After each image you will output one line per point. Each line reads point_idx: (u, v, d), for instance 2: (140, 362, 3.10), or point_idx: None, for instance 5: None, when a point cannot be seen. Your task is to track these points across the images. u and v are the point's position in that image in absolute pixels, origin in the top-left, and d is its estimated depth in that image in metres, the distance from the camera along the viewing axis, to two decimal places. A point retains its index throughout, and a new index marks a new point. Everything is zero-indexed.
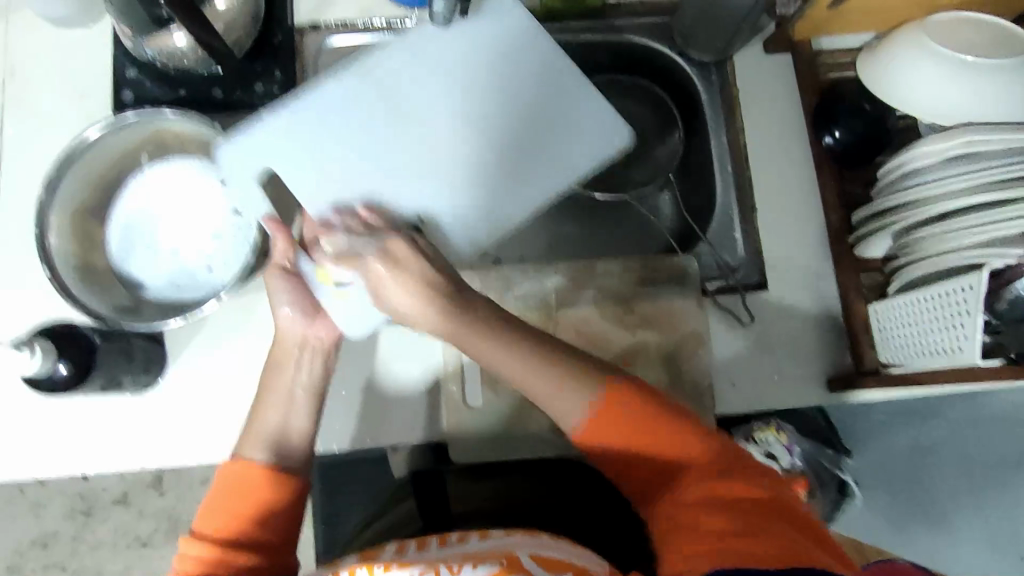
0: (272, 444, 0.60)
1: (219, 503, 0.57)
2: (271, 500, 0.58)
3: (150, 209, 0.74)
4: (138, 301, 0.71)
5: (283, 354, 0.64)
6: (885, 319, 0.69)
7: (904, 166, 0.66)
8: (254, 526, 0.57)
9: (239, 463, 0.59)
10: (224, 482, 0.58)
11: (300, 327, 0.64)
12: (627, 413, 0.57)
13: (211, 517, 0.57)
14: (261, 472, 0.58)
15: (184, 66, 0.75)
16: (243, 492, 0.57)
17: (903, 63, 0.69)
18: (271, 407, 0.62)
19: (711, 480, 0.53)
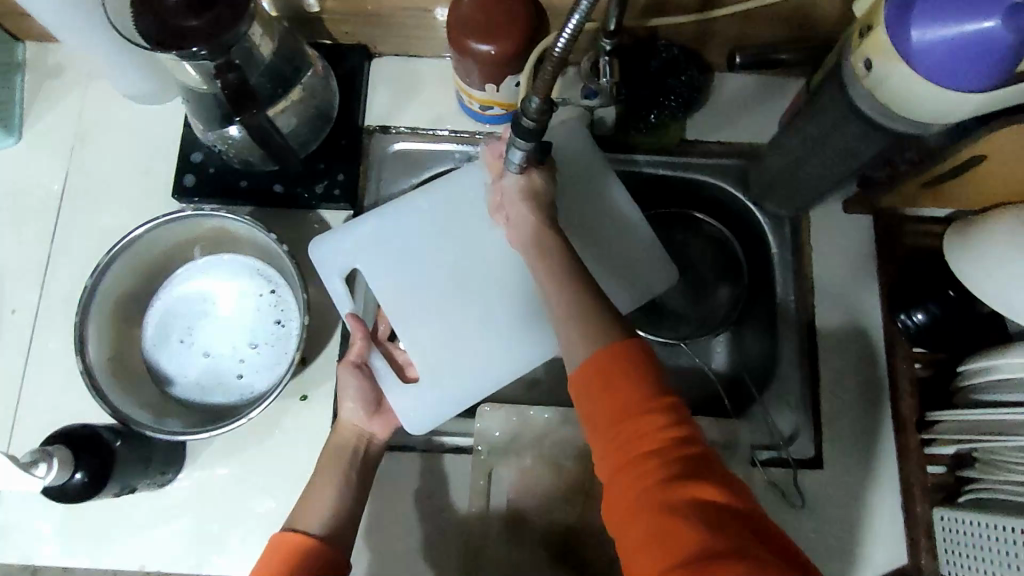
0: (327, 516, 0.57)
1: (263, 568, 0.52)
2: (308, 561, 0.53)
3: (193, 303, 0.72)
4: (166, 399, 0.69)
5: (341, 440, 0.64)
6: (952, 532, 0.64)
7: (990, 372, 0.61)
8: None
9: (292, 534, 0.54)
10: (275, 550, 0.53)
11: (367, 421, 0.65)
12: (617, 375, 0.48)
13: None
14: (310, 543, 0.54)
15: (248, 161, 0.74)
16: (288, 559, 0.52)
17: (994, 258, 0.64)
18: (326, 481, 0.60)
19: (683, 481, 0.43)
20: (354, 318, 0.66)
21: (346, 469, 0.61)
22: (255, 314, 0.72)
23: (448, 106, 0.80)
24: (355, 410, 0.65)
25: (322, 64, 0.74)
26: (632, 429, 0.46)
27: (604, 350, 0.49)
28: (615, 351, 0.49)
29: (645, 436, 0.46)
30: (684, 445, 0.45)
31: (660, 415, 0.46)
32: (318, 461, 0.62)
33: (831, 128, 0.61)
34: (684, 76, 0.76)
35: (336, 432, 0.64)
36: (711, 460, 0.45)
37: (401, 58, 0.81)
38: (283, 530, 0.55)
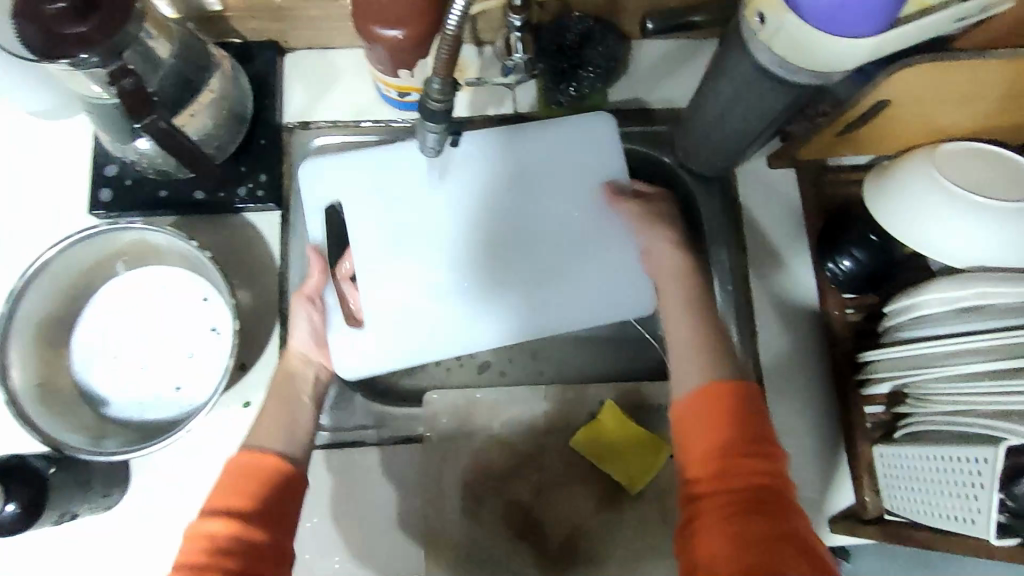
0: (284, 430, 0.62)
1: (226, 486, 0.55)
2: (277, 482, 0.57)
3: (121, 320, 0.70)
4: (101, 421, 0.67)
5: (293, 364, 0.68)
6: (890, 467, 0.66)
7: (914, 309, 0.63)
8: (258, 509, 0.54)
9: (250, 453, 0.58)
10: (234, 470, 0.57)
11: (313, 353, 0.68)
12: (723, 409, 0.55)
13: (222, 493, 0.55)
14: (268, 458, 0.57)
15: (164, 170, 0.72)
16: (260, 479, 0.56)
17: (909, 197, 0.66)
18: (278, 396, 0.65)
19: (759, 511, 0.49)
20: (314, 249, 0.68)
21: (294, 394, 0.65)
22: (186, 325, 0.70)
23: (368, 96, 0.79)
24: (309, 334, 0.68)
25: (231, 64, 0.72)
26: (724, 456, 0.52)
27: (722, 387, 0.56)
28: (730, 392, 0.55)
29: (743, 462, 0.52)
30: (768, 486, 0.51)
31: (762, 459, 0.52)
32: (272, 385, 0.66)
33: (741, 86, 0.62)
34: (602, 47, 0.75)
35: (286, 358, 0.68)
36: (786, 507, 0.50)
37: (315, 51, 0.79)
38: (241, 450, 0.58)
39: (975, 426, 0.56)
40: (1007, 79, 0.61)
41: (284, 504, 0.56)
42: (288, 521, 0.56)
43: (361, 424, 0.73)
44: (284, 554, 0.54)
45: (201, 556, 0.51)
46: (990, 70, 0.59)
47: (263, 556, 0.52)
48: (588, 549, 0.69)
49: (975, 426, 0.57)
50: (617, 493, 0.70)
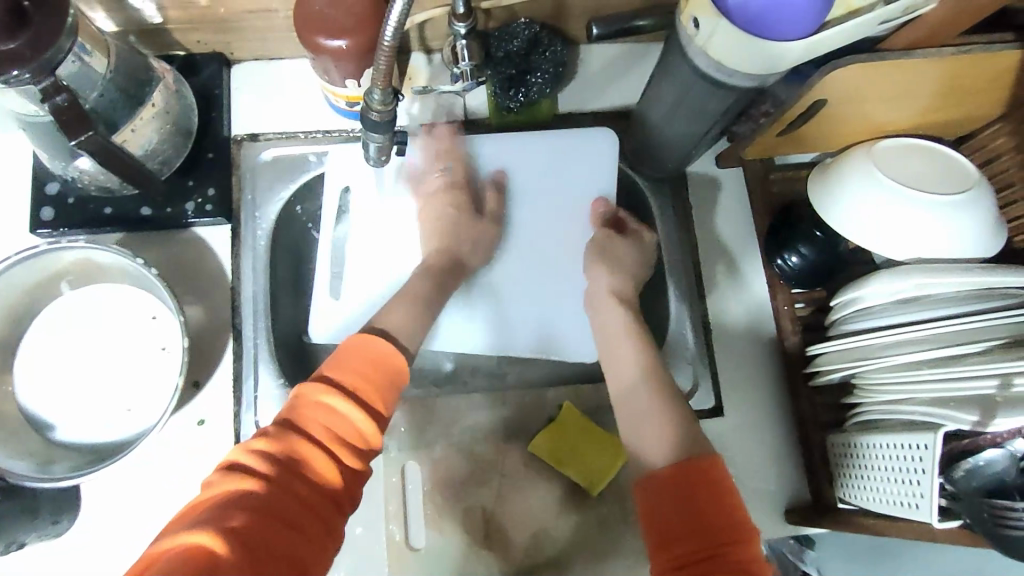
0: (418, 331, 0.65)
1: (352, 366, 0.55)
2: (398, 378, 0.57)
3: (66, 341, 0.68)
4: (48, 446, 0.65)
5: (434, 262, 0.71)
6: (843, 456, 0.68)
7: (858, 302, 0.65)
8: (378, 404, 0.55)
9: (378, 342, 0.57)
10: (362, 351, 0.56)
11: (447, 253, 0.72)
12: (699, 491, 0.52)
13: (350, 375, 0.55)
14: (394, 355, 0.57)
15: (107, 186, 0.70)
16: (374, 367, 0.56)
17: (851, 193, 0.68)
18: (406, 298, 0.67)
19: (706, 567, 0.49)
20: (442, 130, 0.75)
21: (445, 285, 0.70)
22: (136, 345, 0.69)
23: (317, 107, 0.78)
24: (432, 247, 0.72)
25: (175, 76, 0.71)
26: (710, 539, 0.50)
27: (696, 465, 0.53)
28: (707, 471, 0.53)
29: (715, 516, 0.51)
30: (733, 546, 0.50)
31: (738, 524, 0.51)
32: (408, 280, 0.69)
33: (683, 89, 0.63)
34: (548, 52, 0.76)
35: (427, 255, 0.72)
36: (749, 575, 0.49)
37: (263, 62, 0.78)
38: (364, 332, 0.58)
39: (917, 413, 0.58)
40: (939, 75, 0.63)
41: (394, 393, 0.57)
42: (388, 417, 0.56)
43: None
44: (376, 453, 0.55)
45: (314, 431, 0.51)
46: (920, 68, 0.61)
47: (363, 451, 0.53)
48: (553, 550, 0.69)
49: (917, 413, 0.58)
50: (580, 493, 0.71)
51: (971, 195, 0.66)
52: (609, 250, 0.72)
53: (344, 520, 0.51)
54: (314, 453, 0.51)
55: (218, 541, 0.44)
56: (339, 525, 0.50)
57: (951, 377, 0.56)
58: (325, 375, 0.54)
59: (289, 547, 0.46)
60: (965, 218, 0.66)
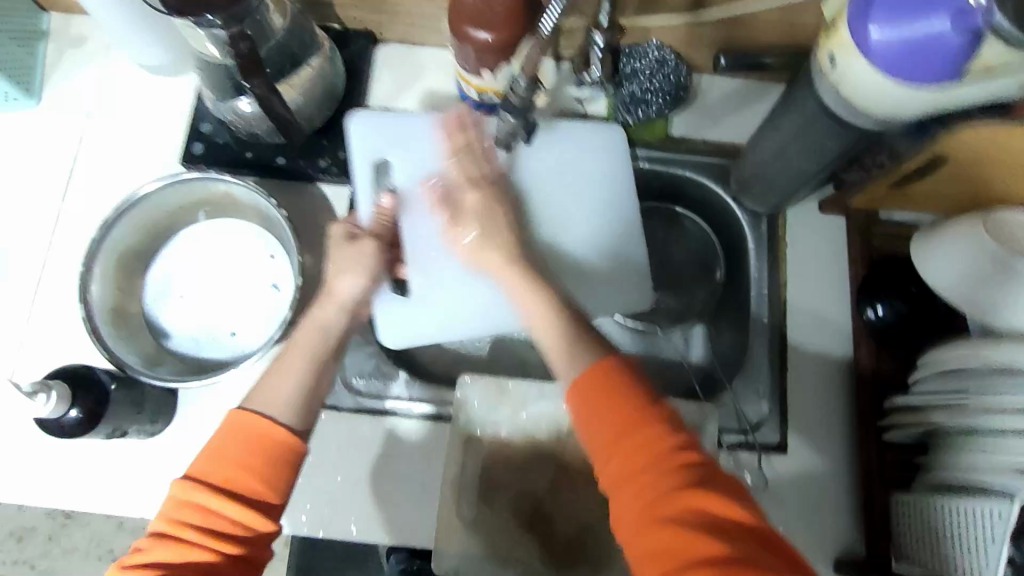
0: (296, 405, 0.56)
1: (227, 452, 0.52)
2: (287, 458, 0.53)
3: (192, 264, 0.76)
4: (161, 352, 0.72)
5: (304, 337, 0.60)
6: (906, 517, 0.66)
7: (950, 363, 0.63)
8: (267, 493, 0.52)
9: (258, 421, 0.53)
10: (237, 433, 0.53)
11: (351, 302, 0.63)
12: (611, 396, 0.51)
13: (221, 464, 0.52)
14: (284, 433, 0.53)
15: (254, 132, 0.78)
16: (256, 451, 0.52)
17: (959, 253, 0.68)
18: (291, 360, 0.58)
19: (690, 489, 0.46)
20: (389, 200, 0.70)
21: (318, 358, 0.59)
22: (250, 279, 0.75)
23: (447, 93, 0.84)
24: (350, 286, 0.63)
25: (330, 46, 0.79)
26: (628, 439, 0.50)
27: (597, 373, 0.52)
28: (606, 374, 0.52)
29: (656, 448, 0.49)
30: (689, 456, 0.48)
31: (670, 438, 0.49)
32: (296, 336, 0.60)
33: (804, 125, 0.65)
34: (672, 75, 0.79)
35: (318, 307, 0.62)
36: (715, 470, 0.48)
37: (406, 46, 0.85)
38: (237, 410, 0.53)
39: (995, 481, 0.58)
40: None
41: (291, 468, 0.53)
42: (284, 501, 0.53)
43: (393, 395, 0.76)
44: (276, 531, 0.53)
45: (187, 532, 0.50)
46: None
47: (259, 538, 0.52)
48: (594, 549, 0.71)
49: (997, 482, 0.57)
50: None
51: None
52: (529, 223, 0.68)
53: None
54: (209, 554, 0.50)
55: None
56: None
57: None
58: (194, 470, 0.52)
59: None
60: None
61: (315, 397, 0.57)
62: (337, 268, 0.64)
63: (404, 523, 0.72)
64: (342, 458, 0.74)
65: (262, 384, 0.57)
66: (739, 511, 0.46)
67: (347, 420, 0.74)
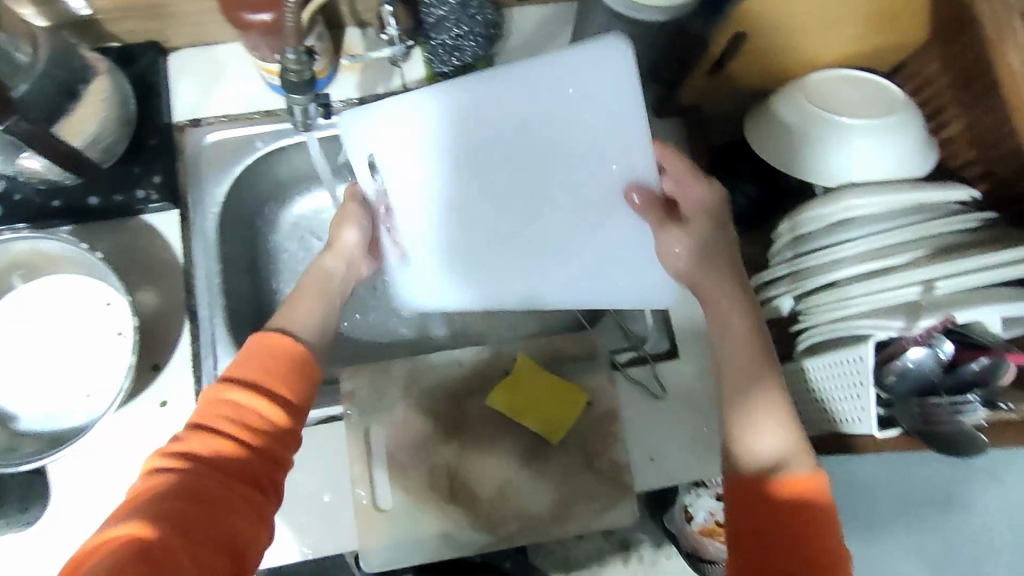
0: (316, 321, 0.65)
1: (254, 362, 0.58)
2: (301, 365, 0.59)
3: (21, 336, 0.69)
4: (13, 437, 0.66)
5: (308, 288, 0.68)
6: (793, 384, 0.68)
7: (791, 232, 0.65)
8: (290, 394, 0.57)
9: (275, 336, 0.59)
10: (258, 346, 0.59)
11: (354, 253, 0.71)
12: (810, 505, 0.51)
13: (248, 368, 0.57)
14: (297, 347, 0.59)
15: (52, 178, 0.72)
16: (274, 358, 0.58)
17: (780, 125, 0.70)
18: (315, 294, 0.67)
19: None
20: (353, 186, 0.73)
21: (328, 293, 0.68)
22: (90, 334, 0.69)
23: (255, 88, 0.79)
24: (348, 239, 0.71)
25: (109, 65, 0.72)
26: (803, 537, 0.49)
27: (812, 477, 0.52)
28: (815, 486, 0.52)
29: (814, 560, 0.48)
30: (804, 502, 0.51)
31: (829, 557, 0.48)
32: (303, 280, 0.69)
33: (604, 34, 0.64)
34: (478, 15, 0.75)
35: (325, 257, 0.71)
36: None
37: (200, 48, 0.79)
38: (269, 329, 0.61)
39: (851, 330, 0.59)
40: None
41: (305, 377, 0.59)
42: (306, 407, 0.58)
43: None
44: (296, 434, 0.57)
45: (221, 426, 0.53)
46: None
47: (283, 439, 0.55)
48: (518, 501, 0.70)
49: (852, 331, 0.59)
50: (541, 444, 0.72)
51: (898, 116, 0.68)
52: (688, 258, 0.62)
53: (269, 506, 0.53)
54: (228, 443, 0.52)
55: (146, 530, 0.45)
56: (267, 509, 0.52)
57: (882, 286, 0.56)
58: (221, 380, 0.56)
59: (226, 524, 0.48)
60: (894, 139, 0.67)
61: (331, 322, 0.67)
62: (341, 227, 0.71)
63: (327, 532, 0.70)
64: None
65: (280, 312, 0.65)
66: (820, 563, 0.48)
67: None
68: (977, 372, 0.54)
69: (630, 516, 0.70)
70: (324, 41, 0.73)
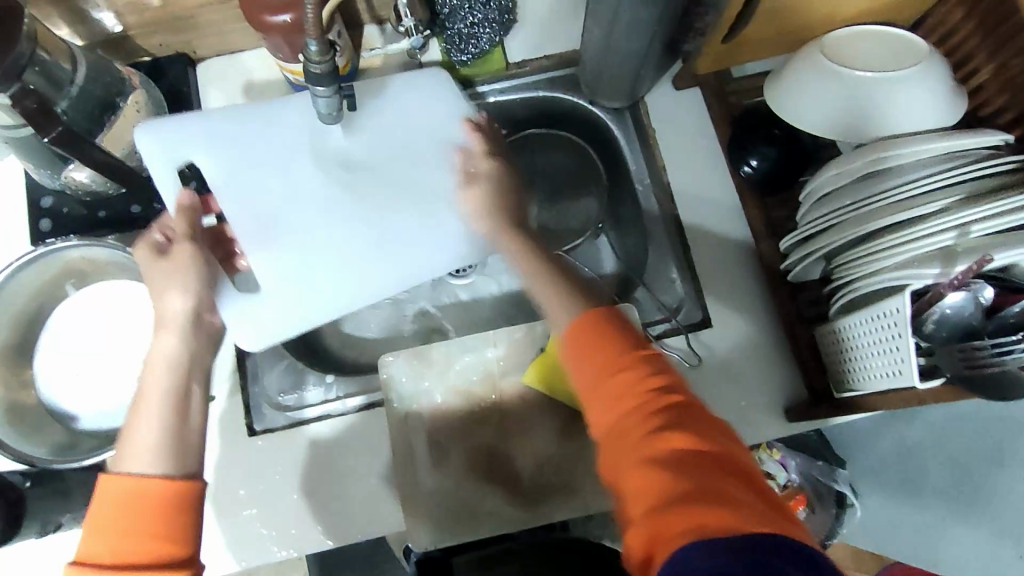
0: (166, 444, 0.50)
1: (111, 524, 0.46)
2: (185, 506, 0.48)
3: (75, 339, 0.73)
4: (74, 435, 0.70)
5: (154, 380, 0.52)
6: (829, 345, 0.68)
7: (823, 189, 0.64)
8: (175, 548, 0.47)
9: (136, 484, 0.47)
10: (113, 501, 0.47)
11: (194, 317, 0.56)
12: (609, 338, 0.49)
13: (112, 538, 0.46)
14: (161, 484, 0.48)
15: (94, 189, 0.75)
16: (149, 509, 0.47)
17: (802, 85, 0.69)
18: (153, 400, 0.51)
19: (670, 431, 0.44)
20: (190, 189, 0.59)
21: (182, 363, 0.54)
22: (139, 336, 0.73)
23: (280, 91, 0.82)
24: (175, 302, 0.55)
25: (141, 78, 0.75)
26: (625, 377, 0.47)
27: (601, 313, 0.51)
28: (600, 319, 0.50)
29: (642, 391, 0.47)
30: (665, 395, 0.46)
31: (654, 381, 0.47)
32: (142, 376, 0.52)
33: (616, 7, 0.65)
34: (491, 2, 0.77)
35: (157, 343, 0.54)
36: (701, 413, 0.46)
37: (225, 57, 0.82)
38: (121, 477, 0.47)
39: (887, 283, 0.58)
40: None
41: (192, 514, 0.49)
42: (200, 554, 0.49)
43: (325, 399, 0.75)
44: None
45: None
46: None
47: None
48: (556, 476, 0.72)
49: (891, 284, 0.58)
50: (576, 420, 0.73)
51: (924, 66, 0.66)
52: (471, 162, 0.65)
53: None
54: None
55: None
56: None
57: (917, 232, 0.55)
58: (83, 562, 0.46)
59: None
60: (920, 89, 0.66)
61: (189, 428, 0.51)
62: (159, 287, 0.56)
63: (373, 514, 0.72)
64: (292, 475, 0.72)
65: (125, 444, 0.49)
66: (709, 447, 0.43)
67: (282, 438, 0.73)
68: (1020, 316, 0.54)
69: None
70: (344, 37, 0.74)
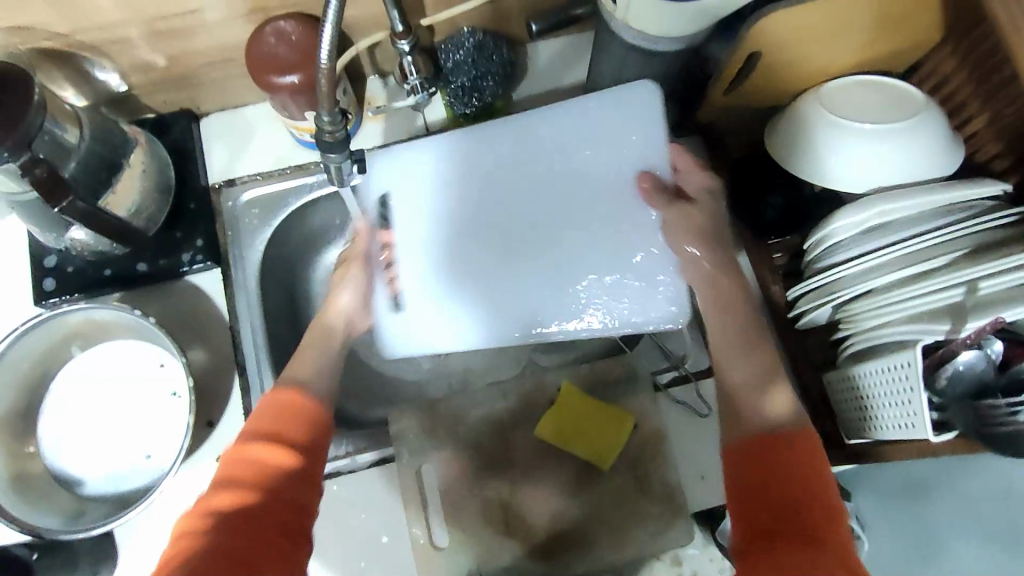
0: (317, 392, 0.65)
1: (265, 422, 0.61)
2: (319, 426, 0.63)
3: (79, 402, 0.72)
4: (80, 501, 0.69)
5: (323, 334, 0.74)
6: (839, 393, 0.68)
7: (825, 238, 0.64)
8: (301, 448, 0.61)
9: (288, 395, 0.64)
10: (271, 406, 0.63)
11: (352, 312, 0.76)
12: (778, 439, 0.56)
13: (265, 426, 0.61)
14: (310, 405, 0.64)
15: (100, 248, 0.75)
16: (285, 416, 0.62)
17: (802, 135, 0.70)
18: (320, 342, 0.72)
19: (791, 512, 0.51)
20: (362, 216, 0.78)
21: (332, 342, 0.73)
22: (146, 397, 0.72)
23: (284, 144, 0.82)
24: (346, 299, 0.76)
25: (146, 137, 0.75)
26: (764, 466, 0.55)
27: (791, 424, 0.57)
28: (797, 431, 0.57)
29: (779, 479, 0.54)
30: (807, 487, 0.53)
31: (797, 472, 0.54)
32: (306, 334, 0.73)
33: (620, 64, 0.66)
34: (495, 57, 0.76)
35: (324, 315, 0.75)
36: (828, 518, 0.51)
37: (228, 111, 0.83)
38: (284, 386, 0.65)
39: (898, 335, 0.59)
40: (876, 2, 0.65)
41: (321, 437, 0.63)
42: (321, 464, 0.61)
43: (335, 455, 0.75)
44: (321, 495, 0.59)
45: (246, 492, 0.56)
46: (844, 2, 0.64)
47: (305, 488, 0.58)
48: (573, 529, 0.71)
49: (901, 336, 0.59)
50: (590, 470, 0.72)
51: (921, 117, 0.68)
52: (670, 223, 0.71)
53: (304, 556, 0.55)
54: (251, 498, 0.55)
55: None
56: (301, 560, 0.54)
57: (929, 289, 0.56)
58: (243, 437, 0.60)
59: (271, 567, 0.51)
60: (919, 139, 0.67)
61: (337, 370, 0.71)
62: (335, 287, 0.76)
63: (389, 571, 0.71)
64: None
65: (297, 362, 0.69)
66: (816, 539, 0.49)
67: None
68: None
69: (688, 535, 0.70)
70: (349, 93, 0.75)
